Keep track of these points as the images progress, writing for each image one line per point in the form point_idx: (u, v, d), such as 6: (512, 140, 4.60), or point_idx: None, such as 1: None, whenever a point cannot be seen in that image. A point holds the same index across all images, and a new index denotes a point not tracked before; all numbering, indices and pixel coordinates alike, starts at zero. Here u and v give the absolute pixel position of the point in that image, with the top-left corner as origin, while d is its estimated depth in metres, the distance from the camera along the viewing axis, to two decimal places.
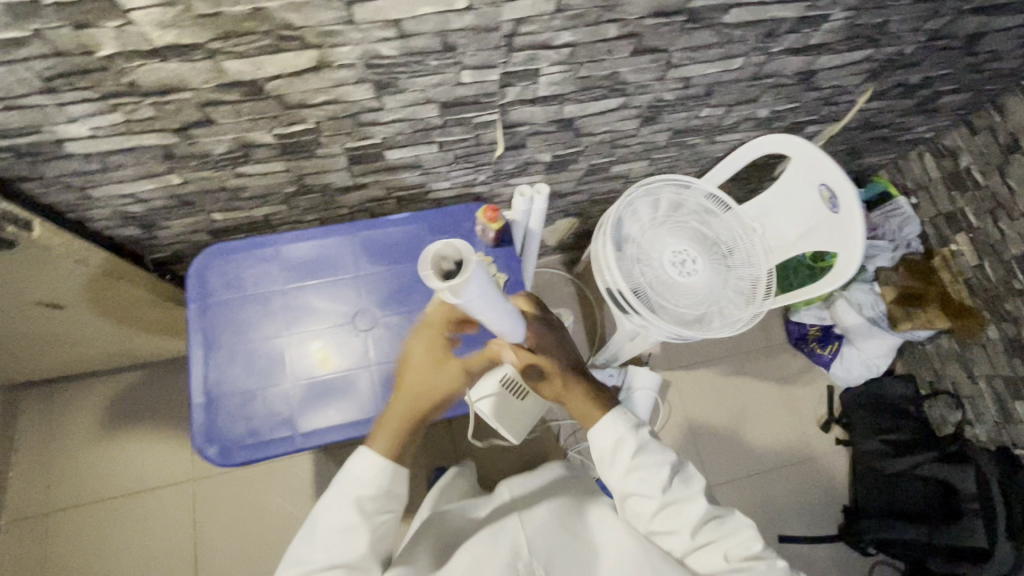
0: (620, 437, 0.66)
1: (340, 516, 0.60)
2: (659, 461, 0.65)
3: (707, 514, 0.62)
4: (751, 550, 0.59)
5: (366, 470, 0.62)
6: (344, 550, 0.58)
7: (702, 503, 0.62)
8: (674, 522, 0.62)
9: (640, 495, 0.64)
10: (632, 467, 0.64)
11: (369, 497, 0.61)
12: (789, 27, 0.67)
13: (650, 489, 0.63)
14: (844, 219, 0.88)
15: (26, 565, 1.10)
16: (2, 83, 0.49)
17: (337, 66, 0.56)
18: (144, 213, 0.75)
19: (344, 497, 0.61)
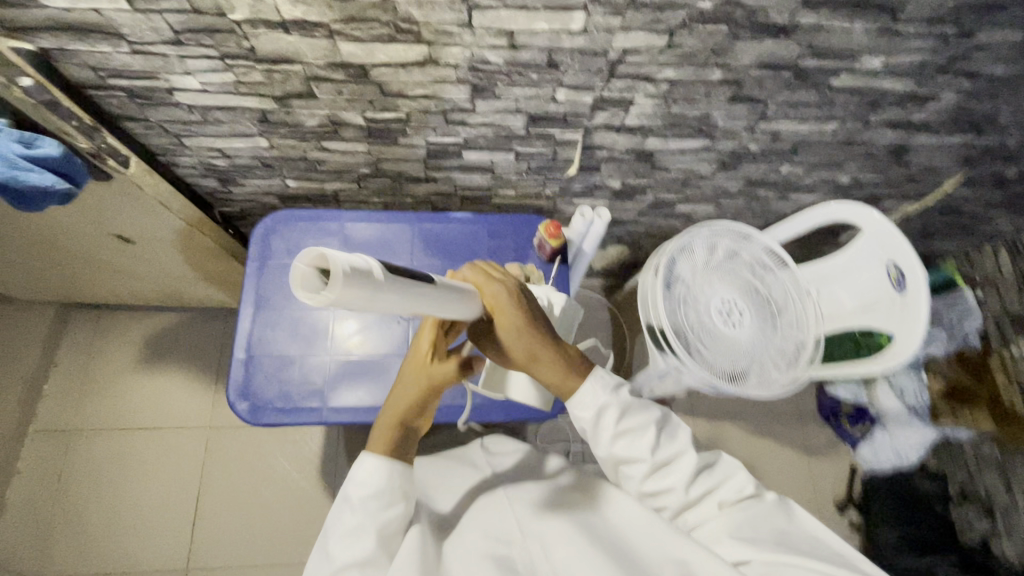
0: (603, 404, 0.58)
1: (347, 519, 0.59)
2: (644, 422, 0.59)
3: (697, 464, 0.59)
4: (743, 494, 0.59)
5: (370, 473, 0.60)
6: (355, 551, 0.57)
7: (692, 455, 0.59)
8: (669, 478, 0.58)
9: (628, 462, 0.58)
10: (619, 435, 0.58)
11: (372, 495, 0.59)
12: (894, 100, 0.66)
13: (640, 455, 0.58)
14: (909, 301, 0.86)
15: (42, 477, 1.15)
16: (137, 28, 0.52)
17: (443, 64, 0.58)
18: (226, 168, 0.78)
19: (350, 499, 0.59)
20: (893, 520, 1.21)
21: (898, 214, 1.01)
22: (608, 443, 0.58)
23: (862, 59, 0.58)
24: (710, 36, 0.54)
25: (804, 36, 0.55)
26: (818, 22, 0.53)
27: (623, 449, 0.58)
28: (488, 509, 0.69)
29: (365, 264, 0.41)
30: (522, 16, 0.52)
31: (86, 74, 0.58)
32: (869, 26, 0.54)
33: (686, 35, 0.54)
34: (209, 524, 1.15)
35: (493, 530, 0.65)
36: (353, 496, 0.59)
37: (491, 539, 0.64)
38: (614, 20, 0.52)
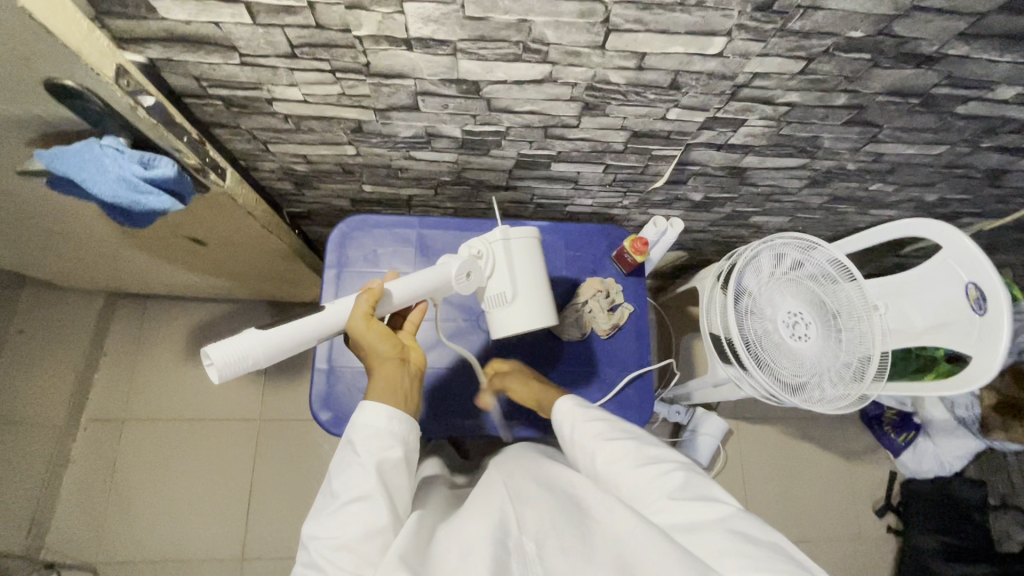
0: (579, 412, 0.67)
1: (350, 460, 0.57)
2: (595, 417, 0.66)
3: (640, 451, 0.61)
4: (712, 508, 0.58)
5: (373, 420, 0.58)
6: (358, 484, 0.55)
7: (629, 443, 0.62)
8: (612, 462, 0.61)
9: (581, 447, 0.64)
10: (579, 424, 0.66)
11: (373, 436, 0.58)
12: (1013, 127, 0.64)
13: (590, 440, 0.64)
14: (988, 324, 0.84)
15: (95, 466, 1.15)
16: (253, 42, 0.49)
17: (561, 83, 0.55)
18: (305, 173, 0.76)
19: (352, 444, 0.58)
20: (931, 526, 1.23)
21: (970, 228, 1.00)
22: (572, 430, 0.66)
23: (997, 88, 0.56)
24: (850, 63, 0.52)
25: (947, 66, 0.52)
26: (966, 53, 0.50)
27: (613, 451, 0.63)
28: (486, 490, 0.59)
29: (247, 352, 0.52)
30: (659, 40, 0.49)
31: (188, 84, 0.55)
32: (1019, 57, 0.51)
33: (825, 62, 0.52)
34: (262, 516, 1.17)
35: (486, 508, 0.55)
36: (355, 443, 0.58)
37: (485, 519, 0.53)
38: (754, 46, 0.50)
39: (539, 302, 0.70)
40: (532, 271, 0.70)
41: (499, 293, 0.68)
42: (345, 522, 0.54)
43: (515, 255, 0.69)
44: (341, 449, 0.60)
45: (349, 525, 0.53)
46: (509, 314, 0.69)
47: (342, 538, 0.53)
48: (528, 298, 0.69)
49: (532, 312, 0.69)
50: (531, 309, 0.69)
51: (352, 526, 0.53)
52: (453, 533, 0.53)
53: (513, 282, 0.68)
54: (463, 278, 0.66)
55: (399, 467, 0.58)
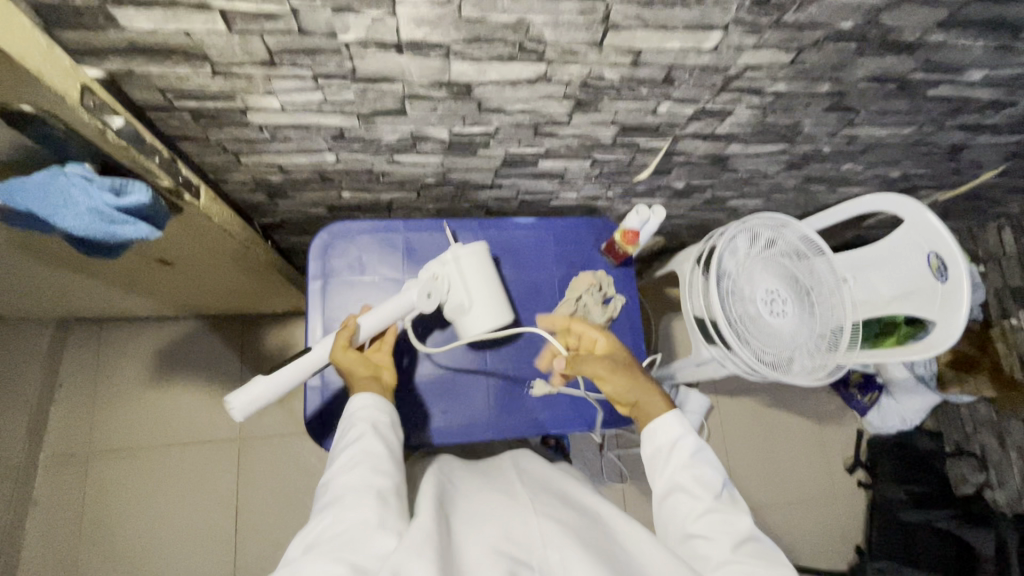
0: (679, 438, 0.63)
1: (349, 427, 0.62)
2: (713, 469, 0.62)
3: (750, 535, 0.57)
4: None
5: (359, 407, 0.63)
6: (353, 440, 0.60)
7: (746, 523, 0.58)
8: (716, 529, 0.57)
9: (687, 494, 0.60)
10: (687, 465, 0.61)
11: (367, 405, 0.63)
12: (976, 107, 0.67)
13: (700, 492, 0.60)
14: (950, 291, 0.90)
15: (64, 504, 1.08)
16: (226, 50, 0.45)
17: (555, 81, 0.54)
18: (279, 183, 0.71)
19: (348, 417, 0.63)
20: (897, 477, 1.32)
21: (927, 199, 1.05)
22: (676, 469, 0.62)
23: (967, 71, 0.58)
24: (837, 53, 0.53)
25: (924, 53, 0.54)
26: (944, 40, 0.52)
27: (686, 479, 0.61)
28: (512, 506, 0.59)
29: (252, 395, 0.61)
30: (658, 36, 0.48)
31: (152, 97, 0.50)
32: (989, 43, 0.54)
33: (814, 52, 0.52)
34: (251, 539, 1.13)
35: (512, 530, 0.55)
36: (352, 411, 0.63)
37: (508, 544, 0.53)
38: (749, 39, 0.50)
39: (499, 306, 0.71)
40: (491, 280, 0.71)
41: (461, 304, 0.69)
42: (352, 471, 0.57)
43: (473, 266, 0.70)
44: (337, 432, 0.64)
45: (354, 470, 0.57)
46: (474, 319, 0.70)
47: (351, 486, 0.56)
48: (490, 304, 0.70)
49: (496, 313, 0.70)
50: (493, 313, 0.70)
51: (357, 469, 0.57)
52: (469, 549, 0.53)
53: (472, 292, 0.69)
54: (424, 299, 0.68)
55: (392, 429, 0.63)
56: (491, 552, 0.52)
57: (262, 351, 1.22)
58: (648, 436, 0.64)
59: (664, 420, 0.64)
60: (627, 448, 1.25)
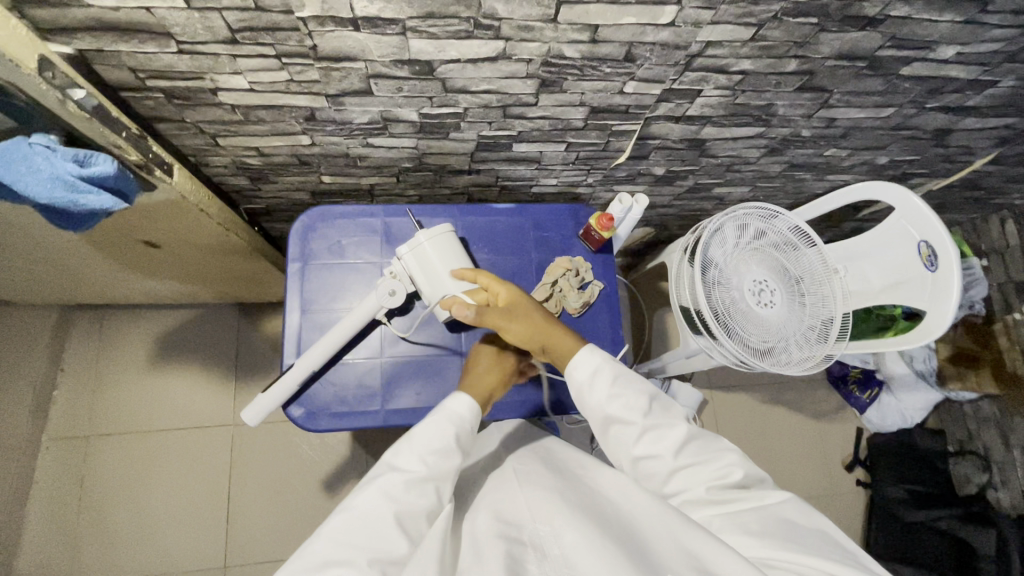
0: (596, 368, 0.64)
1: (433, 440, 0.62)
2: (636, 390, 0.64)
3: (690, 437, 0.62)
4: (730, 478, 0.60)
5: (458, 405, 0.65)
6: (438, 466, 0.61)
7: (684, 428, 0.62)
8: (659, 446, 0.61)
9: (622, 423, 0.63)
10: (614, 395, 0.63)
11: (464, 433, 0.64)
12: (955, 87, 0.66)
13: (632, 416, 0.62)
14: (940, 280, 0.88)
15: (63, 485, 1.11)
16: (189, 28, 0.47)
17: (516, 60, 0.54)
18: (259, 166, 0.73)
19: (441, 414, 0.64)
20: (898, 477, 1.28)
21: (920, 188, 1.03)
22: (604, 401, 0.64)
23: (938, 48, 0.58)
24: (798, 29, 0.53)
25: (890, 28, 0.54)
26: (908, 14, 0.52)
27: (617, 409, 0.63)
28: (502, 494, 0.65)
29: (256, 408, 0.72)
30: (612, 11, 0.49)
31: (123, 76, 0.52)
32: (956, 17, 0.53)
33: (774, 27, 0.52)
34: (244, 522, 1.15)
35: (506, 512, 0.61)
36: (450, 424, 0.63)
37: (500, 523, 0.59)
38: (705, 14, 0.50)
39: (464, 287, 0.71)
40: (449, 265, 0.72)
41: (425, 294, 0.73)
42: (416, 500, 0.58)
43: (427, 256, 0.72)
44: (420, 421, 0.64)
45: (421, 502, 0.58)
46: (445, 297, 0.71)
47: (407, 514, 0.57)
48: (448, 289, 0.71)
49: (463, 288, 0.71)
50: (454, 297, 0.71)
51: (422, 502, 0.58)
52: (477, 531, 0.59)
53: (431, 280, 0.71)
54: (386, 296, 0.73)
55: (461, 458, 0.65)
56: (486, 535, 0.57)
57: (257, 340, 1.24)
58: (569, 378, 0.66)
59: (576, 359, 0.65)
60: None
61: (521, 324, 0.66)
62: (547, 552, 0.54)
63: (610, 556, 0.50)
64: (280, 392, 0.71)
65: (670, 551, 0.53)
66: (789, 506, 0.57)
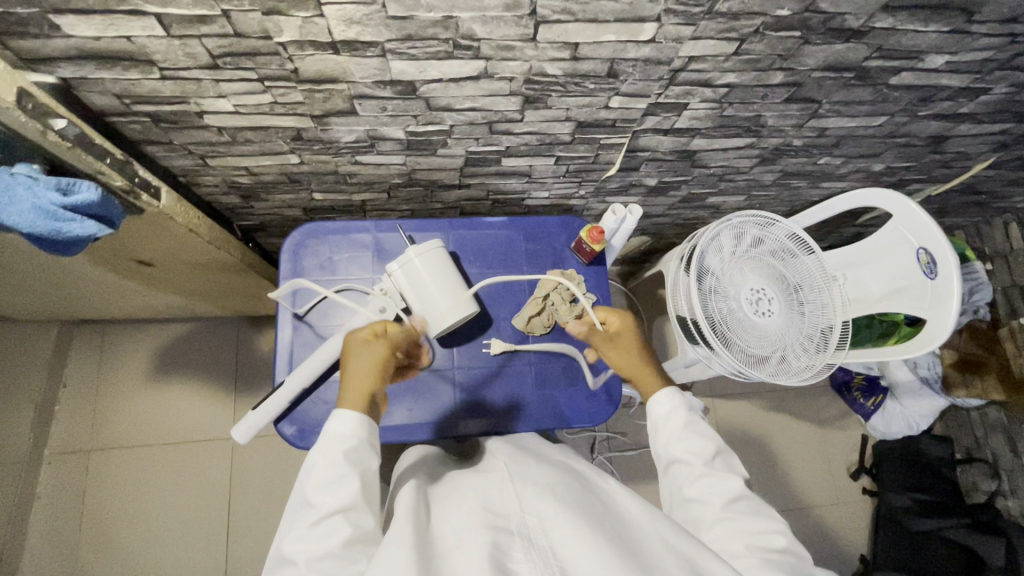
0: (673, 408, 0.68)
1: (326, 470, 0.57)
2: (705, 437, 0.66)
3: (742, 494, 0.62)
4: (774, 545, 0.57)
5: (342, 425, 0.59)
6: (338, 495, 0.55)
7: (739, 484, 0.63)
8: (708, 492, 0.63)
9: (683, 464, 0.65)
10: (680, 437, 0.66)
11: (355, 447, 0.59)
12: (947, 94, 0.65)
13: (693, 459, 0.64)
14: (940, 288, 0.86)
15: (64, 499, 1.12)
16: (171, 55, 0.47)
17: (498, 78, 0.54)
18: (250, 185, 0.74)
19: (329, 434, 0.59)
20: (902, 484, 1.26)
21: (920, 194, 1.02)
22: (670, 443, 0.67)
23: (927, 57, 0.57)
24: (782, 42, 0.52)
25: (876, 39, 0.53)
26: (893, 25, 0.51)
27: (678, 450, 0.66)
28: (488, 483, 0.63)
29: (243, 426, 0.71)
30: (592, 29, 0.49)
31: (108, 102, 0.53)
32: (943, 27, 0.52)
33: (756, 42, 0.52)
34: (242, 536, 1.15)
35: (490, 500, 0.59)
36: (339, 446, 0.58)
37: (488, 507, 0.58)
38: (686, 30, 0.49)
39: (456, 303, 0.71)
40: (441, 282, 0.71)
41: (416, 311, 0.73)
42: (330, 539, 0.53)
43: (417, 272, 0.71)
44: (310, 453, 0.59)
45: (331, 541, 0.52)
46: (435, 314, 0.71)
47: (325, 558, 0.52)
48: (440, 309, 0.71)
49: (455, 306, 0.71)
50: (445, 314, 0.71)
51: (335, 537, 0.53)
52: (461, 519, 0.56)
53: (422, 297, 0.71)
54: (377, 314, 0.73)
55: (369, 455, 0.59)
56: (471, 518, 0.55)
57: (255, 352, 1.25)
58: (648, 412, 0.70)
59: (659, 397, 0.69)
60: (616, 451, 1.23)
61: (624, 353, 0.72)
62: (533, 542, 0.53)
63: (603, 559, 0.49)
64: (270, 410, 0.71)
65: (662, 556, 0.52)
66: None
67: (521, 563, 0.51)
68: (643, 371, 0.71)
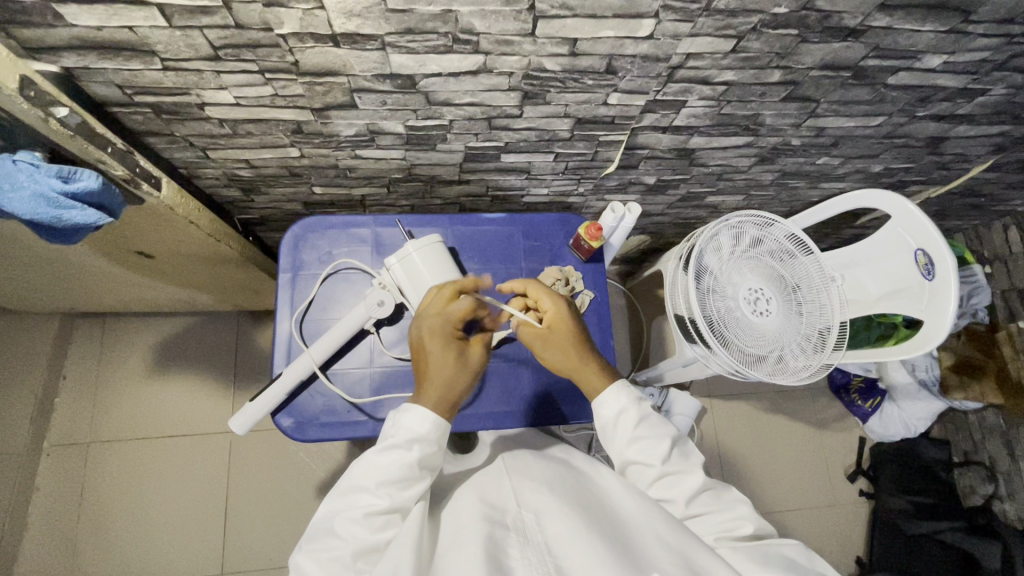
0: (624, 407, 0.63)
1: (392, 468, 0.57)
2: (659, 434, 0.63)
3: (703, 487, 0.61)
4: (740, 533, 0.58)
5: (417, 422, 0.59)
6: (401, 494, 0.57)
7: (700, 476, 0.62)
8: (671, 490, 0.61)
9: (640, 464, 0.62)
10: (634, 438, 0.62)
11: (433, 453, 0.59)
12: (945, 95, 0.65)
13: (651, 461, 0.61)
14: (938, 289, 0.86)
15: (63, 491, 1.12)
16: (172, 46, 0.48)
17: (497, 73, 0.55)
18: (250, 178, 0.74)
19: (406, 430, 0.58)
20: (900, 488, 1.27)
21: (920, 196, 1.03)
22: (623, 445, 0.63)
23: (924, 57, 0.57)
24: (780, 40, 0.52)
25: (873, 38, 0.53)
26: (890, 25, 0.52)
27: (635, 452, 0.62)
28: (487, 480, 0.64)
29: (241, 417, 0.72)
30: (590, 25, 0.49)
31: (111, 92, 0.53)
32: (940, 26, 0.52)
33: (754, 39, 0.52)
34: (240, 529, 1.15)
35: (488, 496, 0.60)
36: (416, 451, 0.58)
37: (485, 505, 0.58)
38: (684, 27, 0.50)
39: None
40: (437, 276, 0.72)
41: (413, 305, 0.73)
42: (382, 532, 0.56)
43: (414, 266, 0.72)
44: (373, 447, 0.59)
45: (385, 535, 0.56)
46: None
47: (369, 548, 0.55)
48: None
49: None
50: None
51: (387, 533, 0.56)
52: (465, 514, 0.57)
53: (419, 290, 0.72)
54: (375, 307, 0.73)
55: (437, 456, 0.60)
56: (469, 516, 0.56)
57: (255, 346, 1.26)
58: (596, 415, 0.65)
59: (611, 391, 0.64)
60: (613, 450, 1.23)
61: (556, 346, 0.66)
62: (530, 538, 0.53)
63: (596, 551, 0.49)
64: (267, 403, 0.71)
65: (659, 552, 0.51)
66: (795, 549, 0.57)
67: (517, 558, 0.51)
68: (584, 369, 0.65)
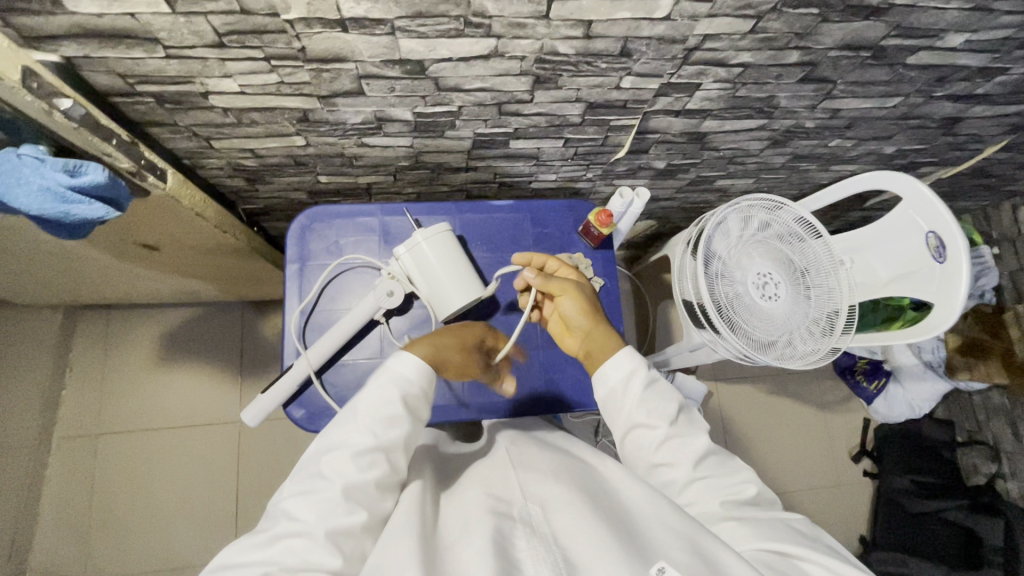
0: (632, 370, 0.63)
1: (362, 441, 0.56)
2: (668, 399, 0.63)
3: (710, 450, 0.61)
4: (745, 494, 0.59)
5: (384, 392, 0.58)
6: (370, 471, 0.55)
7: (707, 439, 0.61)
8: (678, 454, 0.60)
9: (645, 427, 0.62)
10: (643, 401, 0.62)
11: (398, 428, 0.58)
12: (964, 75, 0.64)
13: (658, 422, 0.61)
14: (948, 271, 0.86)
15: (72, 481, 1.13)
16: (175, 33, 0.46)
17: (509, 57, 0.53)
18: (255, 167, 0.73)
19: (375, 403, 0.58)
20: (902, 467, 1.28)
21: (930, 177, 1.02)
22: (632, 408, 0.62)
23: (946, 36, 0.56)
24: (800, 20, 0.51)
25: (894, 17, 0.52)
26: (913, 2, 0.50)
27: (642, 415, 0.62)
28: (495, 471, 0.63)
29: (253, 412, 0.72)
30: (606, 6, 0.47)
31: (113, 82, 0.52)
32: (964, 3, 0.51)
33: (774, 19, 0.51)
34: (250, 516, 1.16)
35: (493, 488, 0.59)
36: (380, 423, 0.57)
37: (491, 499, 0.57)
38: (702, 7, 0.48)
39: (465, 286, 0.71)
40: (448, 265, 0.71)
41: (425, 295, 0.73)
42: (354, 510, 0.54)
43: (424, 255, 0.71)
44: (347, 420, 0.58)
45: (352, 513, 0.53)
46: (445, 297, 0.71)
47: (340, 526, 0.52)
48: (448, 293, 0.71)
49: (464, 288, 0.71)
50: (454, 297, 0.71)
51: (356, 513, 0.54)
52: (471, 506, 0.57)
53: (433, 279, 0.71)
54: (385, 298, 0.72)
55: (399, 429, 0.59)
56: (475, 508, 0.56)
57: (259, 336, 1.25)
58: (600, 377, 0.65)
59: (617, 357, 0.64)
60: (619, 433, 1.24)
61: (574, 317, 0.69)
62: (537, 529, 0.53)
63: (602, 541, 0.49)
64: (279, 395, 0.71)
65: (663, 540, 0.51)
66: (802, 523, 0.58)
67: (524, 549, 0.51)
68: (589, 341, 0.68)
